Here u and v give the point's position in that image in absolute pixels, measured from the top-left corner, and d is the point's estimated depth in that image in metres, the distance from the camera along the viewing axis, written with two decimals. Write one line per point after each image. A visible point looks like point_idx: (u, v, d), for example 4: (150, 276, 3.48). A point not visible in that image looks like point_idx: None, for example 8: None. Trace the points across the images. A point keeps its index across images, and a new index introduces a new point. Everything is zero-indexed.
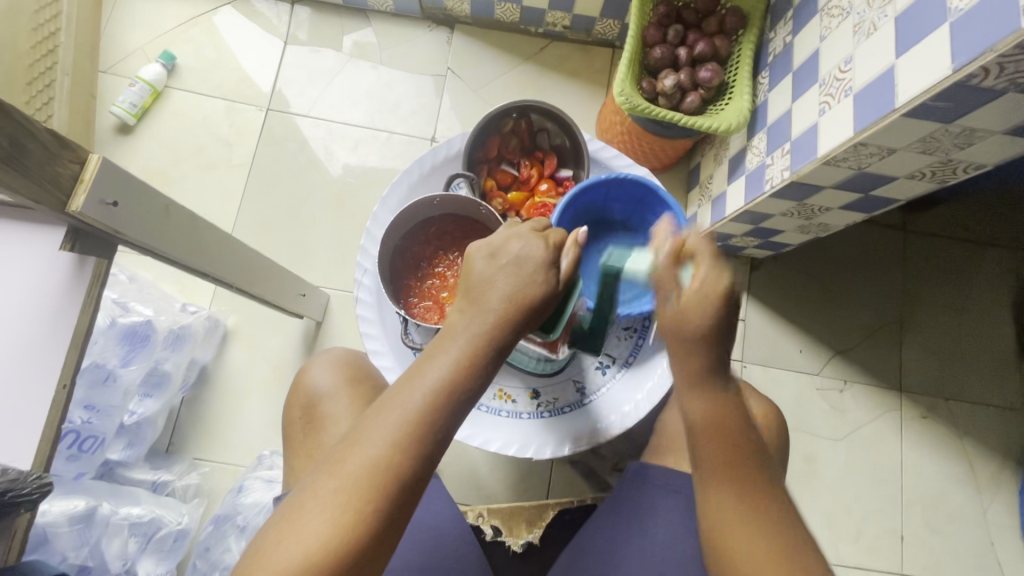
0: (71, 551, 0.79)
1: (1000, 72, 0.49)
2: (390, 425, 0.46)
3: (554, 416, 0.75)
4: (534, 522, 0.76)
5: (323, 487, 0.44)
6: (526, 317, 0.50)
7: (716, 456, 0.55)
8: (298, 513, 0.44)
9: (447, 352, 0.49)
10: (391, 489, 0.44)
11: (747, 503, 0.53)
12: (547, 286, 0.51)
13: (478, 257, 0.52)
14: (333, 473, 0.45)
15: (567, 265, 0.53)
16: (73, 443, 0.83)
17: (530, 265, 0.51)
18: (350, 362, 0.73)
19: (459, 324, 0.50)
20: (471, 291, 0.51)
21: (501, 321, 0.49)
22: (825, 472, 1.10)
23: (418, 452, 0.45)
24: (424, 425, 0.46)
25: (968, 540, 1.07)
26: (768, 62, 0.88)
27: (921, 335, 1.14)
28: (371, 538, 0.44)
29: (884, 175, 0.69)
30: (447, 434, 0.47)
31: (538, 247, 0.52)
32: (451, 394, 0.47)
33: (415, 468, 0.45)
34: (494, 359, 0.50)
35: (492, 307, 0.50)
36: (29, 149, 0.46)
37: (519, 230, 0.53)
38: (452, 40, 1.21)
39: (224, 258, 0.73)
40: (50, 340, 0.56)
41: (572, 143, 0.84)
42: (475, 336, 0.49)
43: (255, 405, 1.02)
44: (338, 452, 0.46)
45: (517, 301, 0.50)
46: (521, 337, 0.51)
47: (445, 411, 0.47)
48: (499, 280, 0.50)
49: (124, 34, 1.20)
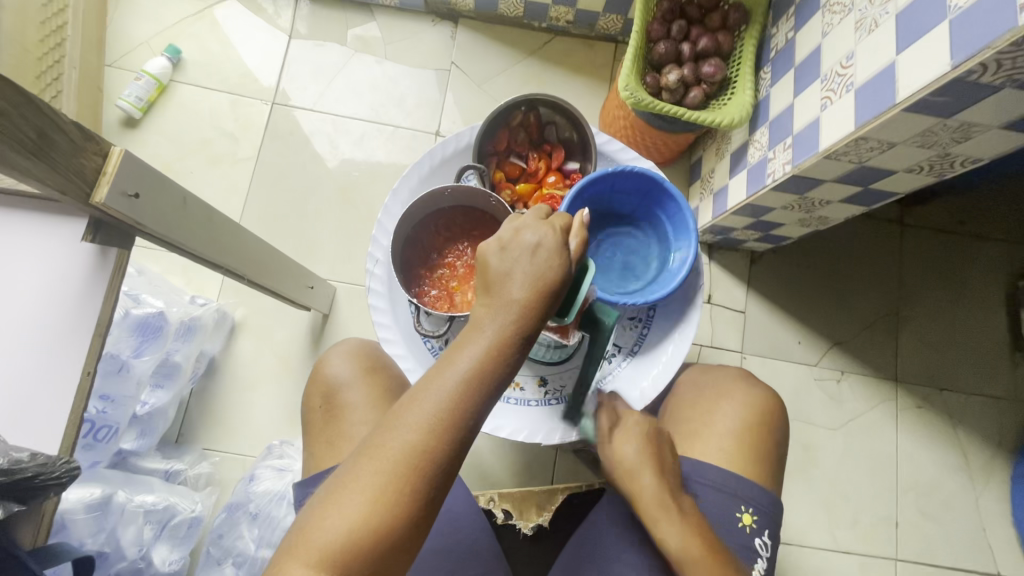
0: (88, 537, 0.81)
1: (997, 68, 0.51)
2: (422, 414, 0.48)
3: (561, 404, 0.77)
4: (544, 506, 0.77)
5: (362, 471, 0.47)
6: (548, 305, 0.52)
7: None
8: (340, 495, 0.47)
9: (475, 342, 0.50)
10: (427, 473, 0.47)
11: None
12: (563, 270, 0.52)
13: (493, 250, 0.54)
14: (370, 457, 0.47)
15: (574, 249, 0.54)
16: (89, 432, 0.84)
17: (545, 251, 0.52)
18: (365, 353, 0.75)
19: (485, 315, 0.51)
20: (493, 282, 0.53)
21: (524, 311, 0.51)
22: (822, 459, 1.12)
23: (450, 438, 0.47)
24: (456, 412, 0.48)
25: (961, 526, 1.10)
26: (769, 58, 0.90)
27: (916, 326, 1.17)
28: (410, 518, 0.46)
29: (883, 169, 0.71)
30: (478, 419, 0.49)
31: (548, 233, 0.53)
32: (481, 382, 0.49)
33: (449, 453, 0.47)
34: (521, 347, 0.51)
35: (514, 297, 0.51)
36: (55, 142, 0.47)
37: (525, 221, 0.55)
38: (456, 35, 1.22)
39: (237, 249, 0.74)
40: (74, 328, 0.58)
41: (580, 136, 0.85)
42: (502, 328, 0.51)
43: (264, 396, 1.04)
44: (374, 438, 0.48)
45: (538, 287, 0.51)
46: (545, 323, 0.53)
47: (475, 399, 0.48)
48: (516, 270, 0.52)
49: (129, 27, 1.20)
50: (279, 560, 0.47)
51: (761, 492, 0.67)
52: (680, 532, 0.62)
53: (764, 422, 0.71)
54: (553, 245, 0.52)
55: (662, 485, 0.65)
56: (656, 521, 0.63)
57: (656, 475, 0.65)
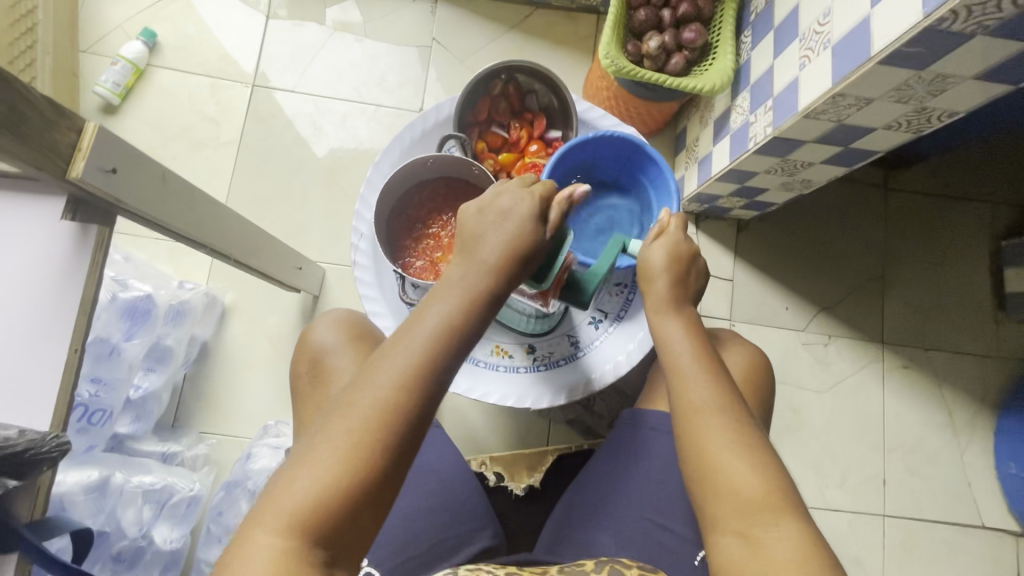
0: (89, 518, 0.83)
1: (968, 15, 0.51)
2: (394, 368, 0.47)
3: (550, 369, 0.78)
4: (534, 467, 0.80)
5: (334, 427, 0.46)
6: (518, 264, 0.53)
7: (690, 359, 0.60)
8: (312, 451, 0.46)
9: (445, 301, 0.51)
10: (399, 425, 0.46)
11: (738, 430, 0.54)
12: (534, 232, 0.54)
13: (469, 215, 0.56)
14: (342, 413, 0.46)
15: (555, 216, 0.55)
16: (82, 417, 0.85)
17: (516, 213, 0.54)
18: (353, 322, 0.74)
19: (456, 276, 0.52)
20: (465, 245, 0.54)
21: (495, 269, 0.52)
22: (811, 421, 1.14)
23: (424, 391, 0.47)
24: (426, 365, 0.48)
25: (946, 480, 1.13)
26: (750, 21, 0.89)
27: (902, 290, 1.18)
28: (383, 471, 0.46)
29: (862, 126, 0.71)
30: (451, 373, 0.49)
31: (521, 196, 0.55)
32: (452, 336, 0.49)
33: (422, 405, 0.47)
34: (491, 304, 0.52)
35: (487, 256, 0.53)
36: (26, 115, 0.47)
37: (504, 187, 0.57)
38: (436, 11, 1.20)
39: (221, 228, 0.74)
40: (58, 307, 0.58)
41: (561, 103, 0.85)
42: (471, 285, 0.52)
43: (257, 378, 1.04)
44: (347, 395, 0.48)
45: (509, 248, 0.53)
46: (515, 285, 0.54)
47: (447, 353, 0.49)
48: (490, 232, 0.54)
49: (103, 12, 1.18)
50: (243, 530, 0.45)
51: None
52: (681, 332, 0.62)
53: (752, 383, 0.72)
54: (529, 209, 0.55)
55: (675, 296, 0.64)
56: (654, 317, 0.64)
57: (676, 288, 0.64)
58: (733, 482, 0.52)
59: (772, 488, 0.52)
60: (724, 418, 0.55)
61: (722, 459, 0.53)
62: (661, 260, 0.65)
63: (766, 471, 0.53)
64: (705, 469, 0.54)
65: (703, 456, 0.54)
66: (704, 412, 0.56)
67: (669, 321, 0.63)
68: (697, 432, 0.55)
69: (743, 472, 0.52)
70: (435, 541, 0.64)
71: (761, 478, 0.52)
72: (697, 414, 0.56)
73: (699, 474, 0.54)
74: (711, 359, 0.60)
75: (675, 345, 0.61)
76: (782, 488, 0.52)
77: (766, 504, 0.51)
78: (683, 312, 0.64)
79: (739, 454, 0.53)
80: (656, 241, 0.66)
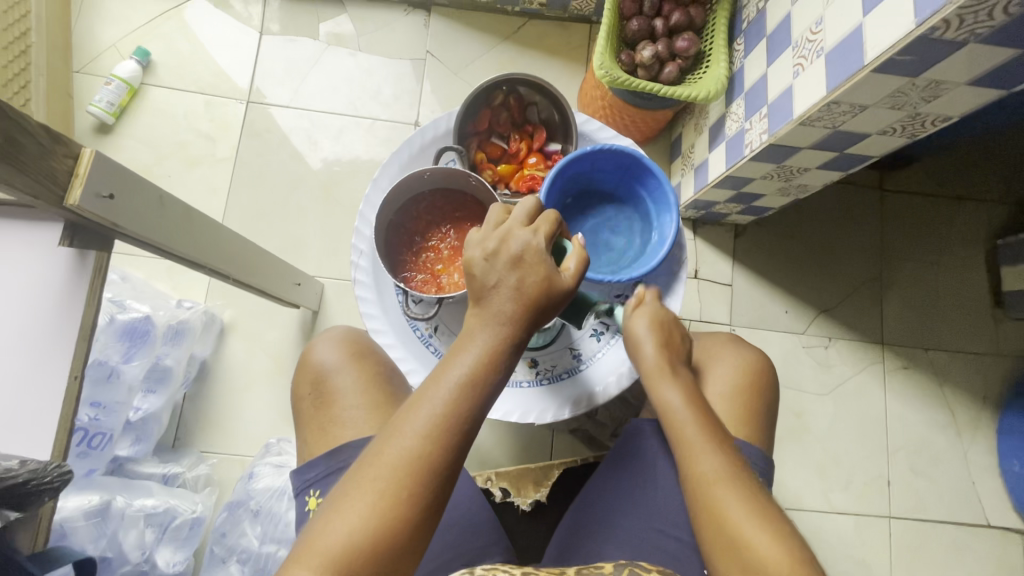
0: (90, 543, 0.82)
1: (960, 23, 0.51)
2: (421, 421, 0.48)
3: (553, 382, 0.78)
4: (541, 482, 0.79)
5: (364, 477, 0.47)
6: (535, 313, 0.52)
7: (697, 428, 0.60)
8: (344, 501, 0.46)
9: (468, 351, 0.51)
10: (427, 476, 0.47)
11: (752, 501, 0.55)
12: (549, 278, 0.52)
13: (479, 254, 0.53)
14: (372, 463, 0.47)
15: (574, 262, 0.55)
16: (82, 441, 0.84)
17: (529, 262, 0.52)
18: (353, 340, 0.74)
19: (477, 326, 0.52)
20: (481, 292, 0.53)
21: (514, 320, 0.52)
22: (814, 425, 1.14)
23: (450, 443, 0.48)
24: (453, 416, 0.48)
25: (951, 480, 1.13)
26: (742, 29, 0.90)
27: (900, 290, 1.19)
28: (411, 524, 0.46)
29: (857, 132, 0.71)
30: (476, 423, 0.50)
31: (532, 240, 0.52)
32: (477, 387, 0.50)
33: (449, 457, 0.48)
34: (513, 353, 0.52)
35: (502, 307, 0.52)
36: (22, 145, 0.46)
37: (509, 227, 0.53)
38: (430, 23, 1.21)
39: (219, 247, 0.74)
40: (57, 334, 0.58)
41: (561, 117, 0.86)
42: (494, 335, 0.51)
43: (257, 395, 1.04)
44: (376, 447, 0.48)
45: (525, 297, 0.52)
46: (533, 332, 0.54)
47: (473, 403, 0.49)
48: (504, 280, 0.52)
49: (96, 32, 1.18)
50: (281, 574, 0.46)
51: (756, 452, 0.68)
52: (680, 397, 0.62)
53: (756, 389, 0.72)
54: (539, 253, 0.52)
55: (667, 360, 0.65)
56: (654, 386, 0.64)
57: (665, 352, 0.66)
58: (751, 551, 0.53)
59: (795, 557, 0.52)
60: (738, 493, 0.55)
61: (745, 537, 0.53)
62: (645, 330, 0.67)
63: (786, 540, 0.53)
64: (721, 539, 0.55)
65: (725, 534, 0.54)
66: (718, 486, 0.56)
67: (668, 387, 0.63)
68: (710, 497, 0.56)
69: (767, 547, 0.52)
70: (441, 559, 0.63)
71: (784, 550, 0.52)
72: (712, 490, 0.56)
73: (716, 542, 0.55)
74: (715, 424, 0.60)
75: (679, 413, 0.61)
76: (801, 554, 0.52)
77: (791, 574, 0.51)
78: (677, 376, 0.64)
79: (757, 524, 0.53)
80: (636, 312, 0.69)
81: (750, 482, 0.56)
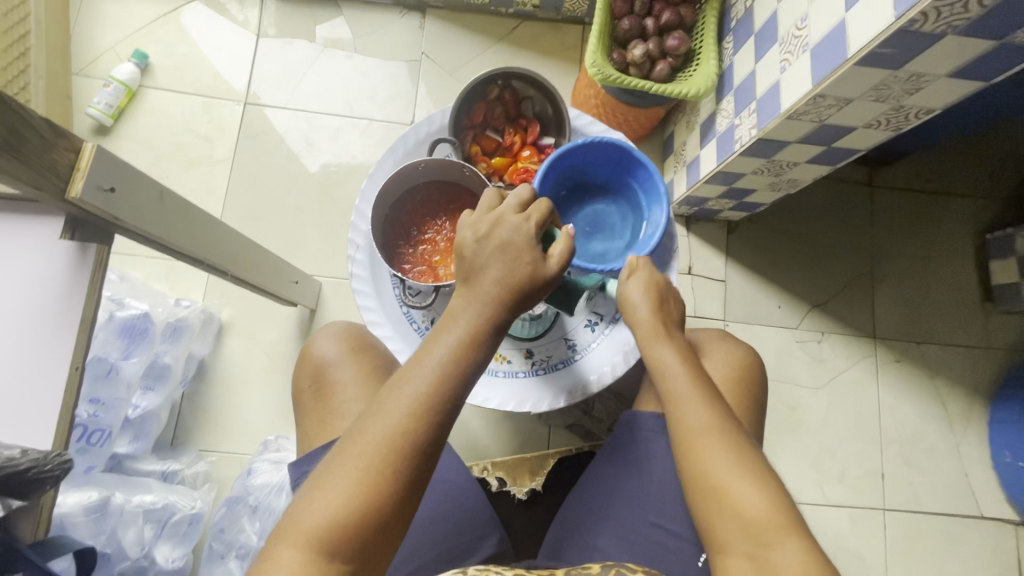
0: (90, 538, 0.82)
1: (937, 16, 0.53)
2: (404, 399, 0.49)
3: (548, 372, 0.79)
4: (536, 471, 0.82)
5: (348, 455, 0.48)
6: (518, 295, 0.53)
7: (690, 386, 0.60)
8: (327, 478, 0.47)
9: (451, 332, 0.52)
10: (410, 454, 0.48)
11: (738, 452, 0.56)
12: (533, 262, 0.53)
13: (468, 238, 0.54)
14: (356, 441, 0.48)
15: (560, 250, 0.55)
16: (81, 437, 0.85)
17: (514, 246, 0.53)
18: (352, 334, 0.75)
19: (460, 307, 0.53)
20: (466, 275, 0.54)
21: (496, 302, 0.53)
22: (808, 418, 1.16)
23: (433, 422, 0.49)
24: (436, 394, 0.49)
25: (944, 472, 1.14)
26: (731, 27, 0.92)
27: (890, 285, 1.20)
28: (394, 500, 0.47)
29: (843, 125, 0.73)
30: (458, 403, 0.50)
31: (520, 227, 0.54)
32: (459, 366, 0.51)
33: (432, 436, 0.48)
34: (495, 334, 0.53)
35: (487, 289, 0.53)
36: (26, 138, 0.47)
37: (501, 212, 0.55)
38: (424, 25, 1.22)
39: (217, 243, 0.75)
40: (59, 327, 0.59)
41: (555, 112, 0.88)
42: (477, 316, 0.52)
43: (255, 393, 1.04)
44: (359, 425, 0.49)
45: (509, 280, 0.53)
46: (516, 315, 0.55)
47: (455, 383, 0.50)
48: (491, 263, 0.53)
49: (94, 36, 1.19)
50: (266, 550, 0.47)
51: None
52: (676, 358, 0.63)
53: (747, 378, 0.73)
54: (528, 242, 0.54)
55: (663, 324, 0.65)
56: (651, 349, 0.64)
57: (660, 315, 0.65)
58: (736, 502, 0.53)
59: (778, 507, 0.53)
60: (725, 443, 0.56)
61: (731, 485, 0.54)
62: (641, 295, 0.66)
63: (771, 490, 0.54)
64: (708, 490, 0.55)
65: (710, 484, 0.55)
66: (705, 436, 0.57)
67: (664, 349, 0.64)
68: (696, 450, 0.56)
69: (750, 494, 0.53)
70: (439, 547, 0.64)
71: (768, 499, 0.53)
72: (698, 440, 0.57)
73: (699, 491, 0.56)
74: (705, 380, 0.61)
75: (674, 373, 0.61)
76: (784, 503, 0.53)
77: (774, 522, 0.52)
78: (673, 338, 0.65)
79: (741, 472, 0.54)
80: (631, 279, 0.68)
81: (737, 433, 0.57)
